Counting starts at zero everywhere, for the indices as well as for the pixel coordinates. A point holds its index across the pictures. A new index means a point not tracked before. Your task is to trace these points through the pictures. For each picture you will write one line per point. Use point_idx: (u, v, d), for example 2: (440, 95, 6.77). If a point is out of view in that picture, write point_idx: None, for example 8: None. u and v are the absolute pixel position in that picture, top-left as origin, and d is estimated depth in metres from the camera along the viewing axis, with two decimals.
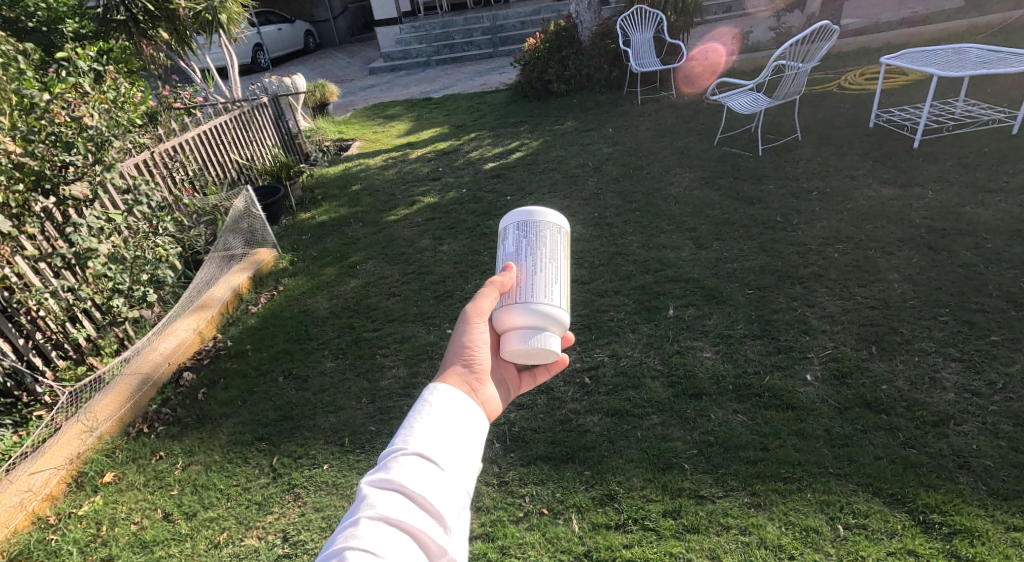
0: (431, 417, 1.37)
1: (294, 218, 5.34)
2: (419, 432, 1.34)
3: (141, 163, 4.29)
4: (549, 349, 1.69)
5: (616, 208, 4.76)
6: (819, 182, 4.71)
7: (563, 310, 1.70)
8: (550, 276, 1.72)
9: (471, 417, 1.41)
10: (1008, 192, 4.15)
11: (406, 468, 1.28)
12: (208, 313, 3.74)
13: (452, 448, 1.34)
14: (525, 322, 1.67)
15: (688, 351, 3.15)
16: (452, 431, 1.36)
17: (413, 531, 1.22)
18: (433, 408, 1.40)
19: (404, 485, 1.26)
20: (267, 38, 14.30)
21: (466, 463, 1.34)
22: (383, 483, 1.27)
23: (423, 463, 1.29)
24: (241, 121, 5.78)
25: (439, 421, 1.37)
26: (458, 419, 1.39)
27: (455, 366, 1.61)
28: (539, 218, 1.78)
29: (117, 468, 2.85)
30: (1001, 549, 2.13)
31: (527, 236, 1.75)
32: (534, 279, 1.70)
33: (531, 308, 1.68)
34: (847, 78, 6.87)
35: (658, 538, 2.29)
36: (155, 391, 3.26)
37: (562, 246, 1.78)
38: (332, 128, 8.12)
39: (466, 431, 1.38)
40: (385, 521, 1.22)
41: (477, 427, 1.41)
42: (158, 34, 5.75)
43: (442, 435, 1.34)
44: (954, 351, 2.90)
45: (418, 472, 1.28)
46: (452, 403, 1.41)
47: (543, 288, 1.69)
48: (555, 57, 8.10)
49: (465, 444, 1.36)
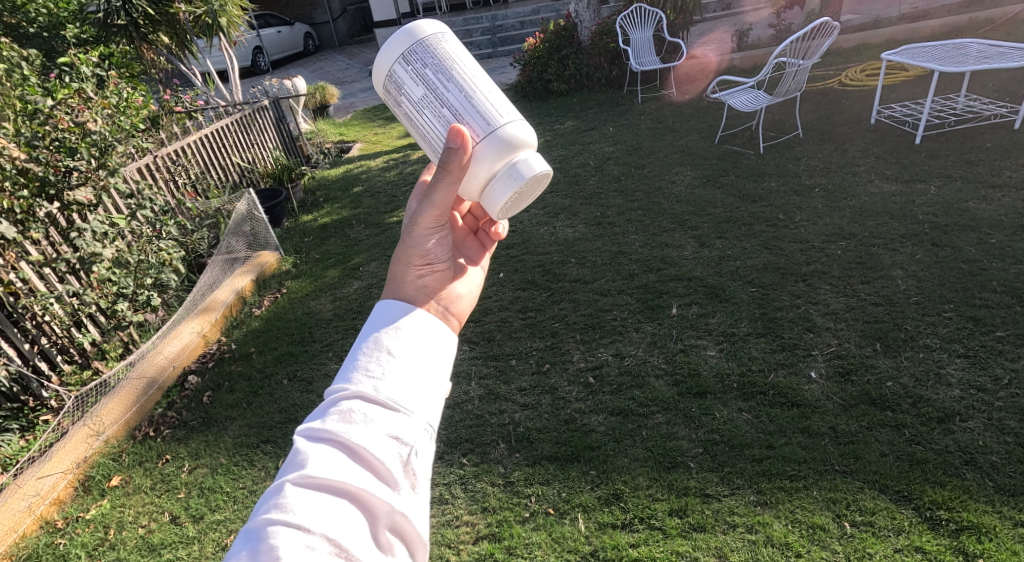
0: (378, 351, 1.19)
1: (296, 220, 5.34)
2: (365, 372, 1.16)
3: (144, 167, 4.29)
4: (536, 168, 1.49)
5: (618, 207, 4.76)
6: (821, 179, 4.71)
7: (519, 118, 1.49)
8: (480, 89, 1.46)
9: (428, 351, 1.23)
10: (1010, 187, 4.14)
11: (348, 417, 1.11)
12: (211, 317, 3.74)
13: (404, 389, 1.16)
14: (497, 164, 1.47)
15: (692, 350, 3.15)
16: (405, 370, 1.18)
17: (353, 492, 1.04)
18: (381, 340, 1.21)
19: (344, 436, 1.09)
20: (267, 40, 14.32)
21: (423, 405, 1.17)
22: (320, 434, 1.10)
23: (370, 408, 1.13)
24: (242, 124, 5.79)
25: (391, 356, 1.19)
26: (411, 353, 1.20)
27: (413, 278, 1.39)
28: (422, 35, 1.46)
29: (124, 471, 2.86)
30: (1009, 545, 2.13)
31: (427, 61, 1.45)
32: (474, 103, 1.45)
33: (492, 135, 1.45)
34: (847, 75, 6.86)
35: (665, 538, 2.29)
36: (160, 394, 3.28)
37: (462, 49, 1.50)
38: (333, 130, 8.15)
39: (424, 366, 1.21)
40: (318, 481, 1.04)
41: (438, 362, 1.24)
42: (158, 38, 5.72)
43: (392, 374, 1.16)
44: (959, 347, 2.90)
45: (363, 420, 1.11)
46: (403, 333, 1.22)
47: (486, 109, 1.45)
48: (554, 56, 8.10)
49: (422, 385, 1.18)
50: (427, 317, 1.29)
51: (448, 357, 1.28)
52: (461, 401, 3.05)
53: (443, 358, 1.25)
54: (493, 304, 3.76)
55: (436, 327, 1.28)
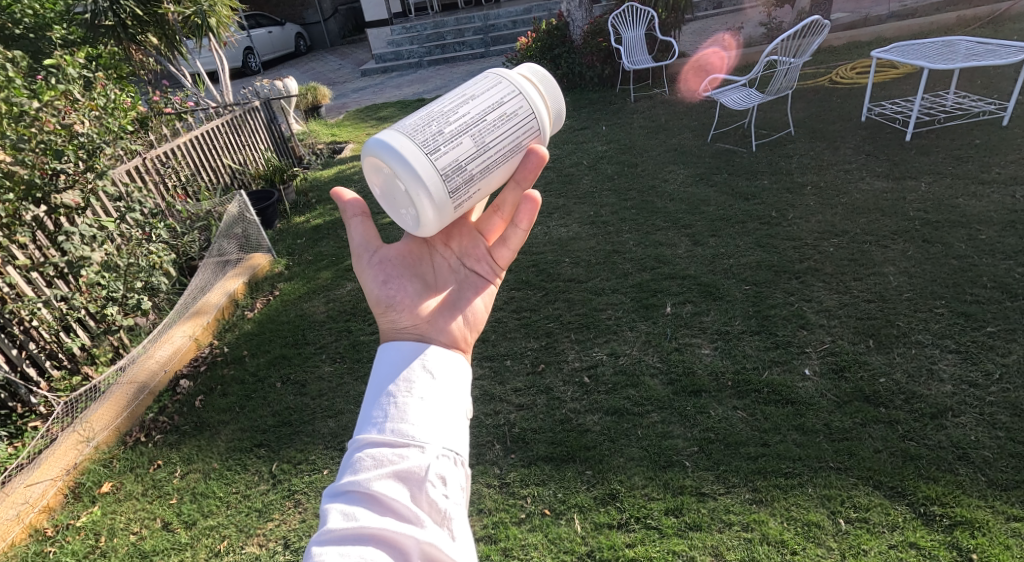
0: (389, 397, 1.22)
1: (289, 221, 5.31)
2: (379, 418, 1.20)
3: (133, 169, 4.25)
4: (545, 84, 1.61)
5: (611, 206, 4.76)
6: (813, 176, 4.73)
7: (501, 80, 1.56)
8: (470, 103, 1.51)
9: (440, 386, 1.26)
10: (999, 183, 4.18)
11: (368, 466, 1.15)
12: (203, 320, 3.71)
13: (418, 428, 1.18)
14: (540, 111, 1.56)
15: (686, 348, 3.15)
16: (418, 408, 1.21)
17: (379, 535, 1.07)
18: (390, 386, 1.24)
19: (363, 486, 1.12)
20: (257, 41, 14.24)
21: (442, 437, 1.20)
22: (342, 491, 1.14)
23: (388, 454, 1.16)
24: (233, 125, 5.76)
25: (404, 399, 1.22)
26: (422, 394, 1.23)
27: (386, 324, 1.44)
28: (403, 143, 1.45)
29: (115, 478, 2.83)
30: (1001, 539, 2.14)
31: (436, 142, 1.46)
32: (492, 106, 1.51)
33: (521, 101, 1.54)
34: (838, 73, 6.90)
35: (661, 537, 2.29)
36: (152, 399, 3.24)
37: (417, 117, 1.51)
38: (325, 131, 8.12)
39: (439, 402, 1.24)
40: (343, 534, 1.07)
41: (453, 395, 1.27)
42: (147, 39, 5.70)
43: (405, 416, 1.19)
44: (950, 343, 2.92)
45: (382, 468, 1.14)
46: (409, 373, 1.26)
47: (495, 103, 1.52)
48: (547, 56, 8.10)
49: (438, 419, 1.21)
50: (431, 356, 1.31)
51: (462, 389, 1.31)
52: None
53: (457, 391, 1.29)
54: (488, 304, 3.75)
55: (437, 361, 1.30)
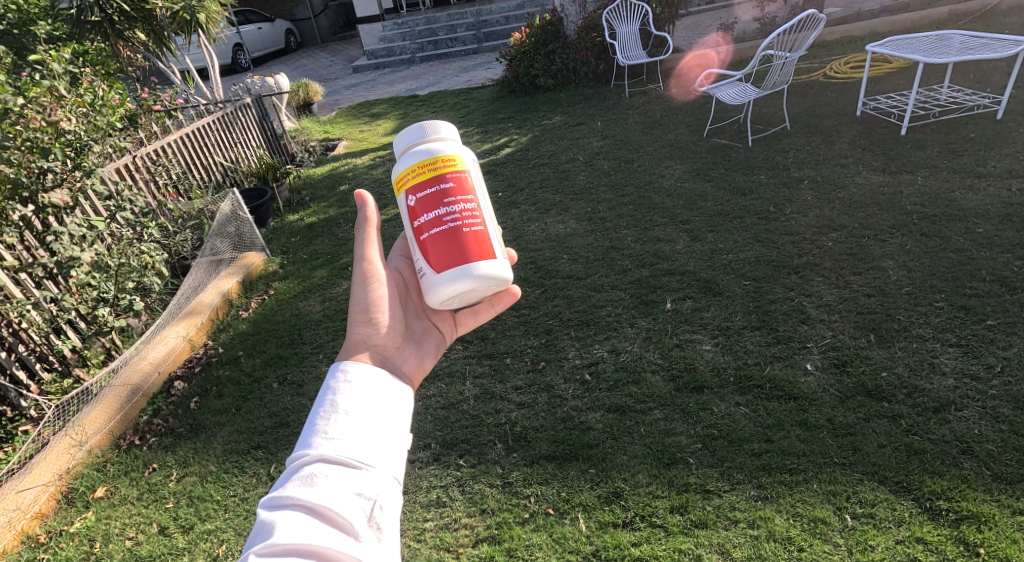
0: (337, 412, 1.26)
1: (282, 219, 5.24)
2: (324, 433, 1.23)
3: (123, 168, 4.17)
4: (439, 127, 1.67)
5: (608, 202, 4.73)
6: (809, 171, 4.72)
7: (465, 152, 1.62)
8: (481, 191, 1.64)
9: (384, 404, 1.31)
10: (995, 176, 4.18)
11: (311, 479, 1.18)
12: (197, 320, 3.65)
13: (364, 445, 1.24)
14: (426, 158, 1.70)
15: (687, 344, 3.13)
16: (363, 427, 1.25)
17: (319, 550, 1.09)
18: (338, 401, 1.28)
19: (305, 499, 1.15)
20: (247, 38, 14.07)
21: (384, 458, 1.25)
22: (282, 502, 1.16)
23: (332, 469, 1.19)
24: (224, 122, 5.68)
25: (352, 416, 1.26)
26: (368, 411, 1.28)
27: (361, 330, 1.51)
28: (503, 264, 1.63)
29: (109, 482, 2.77)
30: (1008, 533, 2.12)
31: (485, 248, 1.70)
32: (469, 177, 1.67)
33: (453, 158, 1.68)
34: (832, 67, 6.91)
35: (667, 535, 2.27)
36: (145, 402, 3.19)
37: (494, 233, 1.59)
38: (317, 129, 8.06)
39: (382, 424, 1.28)
40: (285, 547, 1.09)
41: (395, 416, 1.32)
42: (134, 35, 5.58)
43: (350, 434, 1.23)
44: (951, 336, 2.91)
45: (324, 482, 1.17)
46: (356, 390, 1.30)
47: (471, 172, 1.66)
48: (541, 51, 8.05)
49: (383, 439, 1.27)
50: (382, 374, 1.37)
51: (404, 408, 1.36)
52: (457, 401, 3.00)
53: (398, 411, 1.33)
54: None
55: (381, 385, 1.34)
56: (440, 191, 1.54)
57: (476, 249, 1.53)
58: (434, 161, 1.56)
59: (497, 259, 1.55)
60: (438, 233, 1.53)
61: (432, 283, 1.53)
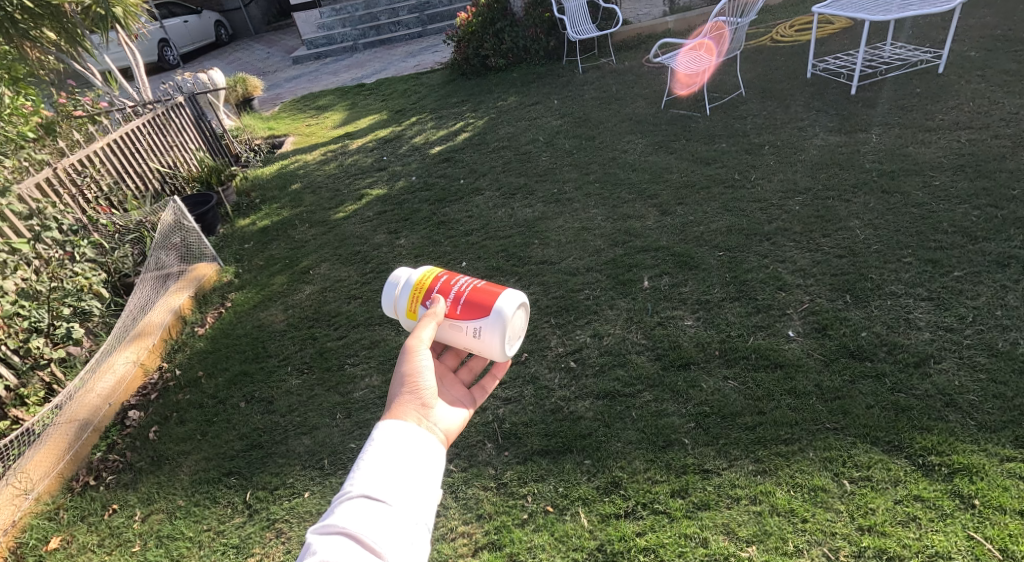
0: (378, 452, 1.28)
1: (231, 225, 4.95)
2: (364, 469, 1.25)
3: (44, 182, 3.79)
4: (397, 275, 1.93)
5: (574, 181, 4.62)
6: (769, 136, 4.72)
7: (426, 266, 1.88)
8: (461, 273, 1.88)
9: (420, 452, 1.32)
10: (945, 129, 4.26)
11: (350, 511, 1.19)
12: (148, 342, 3.39)
13: (399, 484, 1.24)
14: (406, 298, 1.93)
15: (669, 322, 3.07)
16: (399, 469, 1.27)
17: None
18: (380, 443, 1.31)
19: (347, 527, 1.17)
20: (172, 32, 13.25)
21: (415, 501, 1.24)
22: (326, 528, 1.17)
23: (370, 504, 1.20)
24: (157, 125, 5.29)
25: (389, 457, 1.28)
26: (407, 456, 1.29)
27: (401, 393, 1.47)
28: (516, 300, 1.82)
29: (64, 530, 2.54)
30: (999, 482, 2.13)
31: None
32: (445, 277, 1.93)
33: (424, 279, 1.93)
34: (778, 30, 6.94)
35: (671, 521, 2.21)
36: (98, 436, 2.94)
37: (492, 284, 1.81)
38: (260, 125, 7.67)
39: (419, 465, 1.29)
40: None
41: (429, 465, 1.31)
42: (42, 34, 5.12)
43: (388, 473, 1.25)
44: (923, 291, 2.94)
45: (363, 516, 1.19)
46: (398, 437, 1.32)
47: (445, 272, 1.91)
48: (489, 31, 7.82)
49: (416, 484, 1.26)
50: (417, 426, 1.38)
51: (438, 460, 1.34)
52: None
53: (432, 461, 1.32)
54: None
55: (417, 438, 1.34)
56: (439, 293, 1.78)
57: (489, 297, 1.74)
58: (420, 286, 1.81)
59: (508, 291, 1.76)
60: (460, 310, 1.74)
61: (482, 345, 1.74)
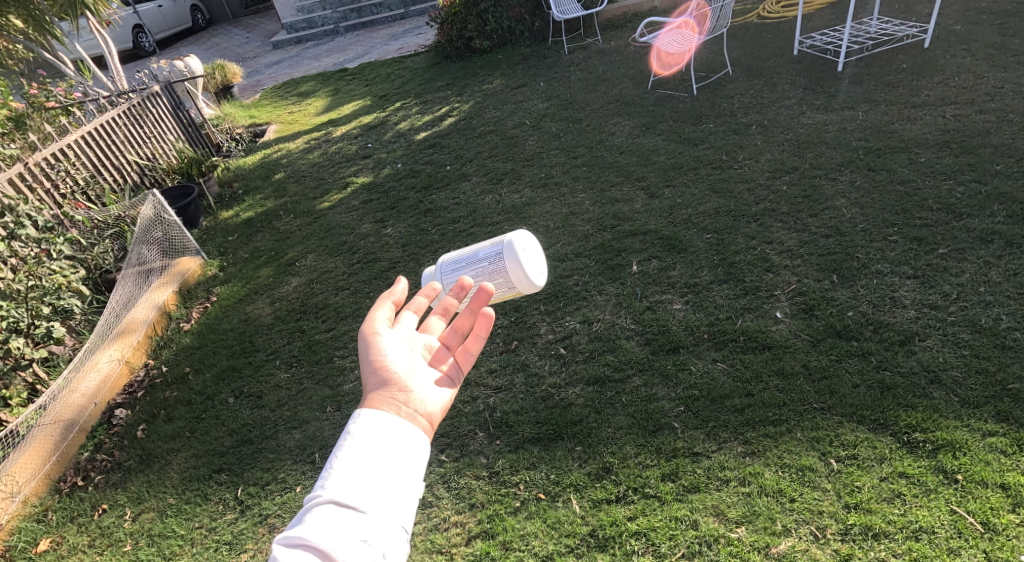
0: (350, 454, 1.26)
1: (214, 217, 4.88)
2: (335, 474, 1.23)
3: (17, 178, 3.71)
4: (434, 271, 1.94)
5: (561, 165, 4.59)
6: (756, 115, 4.70)
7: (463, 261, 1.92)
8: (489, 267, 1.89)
9: (394, 451, 1.28)
10: (930, 105, 4.25)
11: (320, 520, 1.19)
12: (133, 339, 3.35)
13: (372, 490, 1.22)
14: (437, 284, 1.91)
15: (658, 306, 3.07)
16: (371, 470, 1.24)
17: None
18: (352, 445, 1.28)
19: (314, 540, 1.16)
20: (148, 18, 12.93)
21: (390, 507, 1.23)
22: (294, 539, 1.17)
23: (340, 512, 1.20)
24: (133, 115, 5.17)
25: (363, 460, 1.25)
26: (381, 456, 1.26)
27: (375, 385, 1.41)
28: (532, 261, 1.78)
29: (54, 532, 2.53)
30: (981, 456, 2.17)
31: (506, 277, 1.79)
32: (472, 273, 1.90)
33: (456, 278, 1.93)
34: (764, 6, 6.87)
35: (661, 505, 2.23)
36: (85, 436, 2.92)
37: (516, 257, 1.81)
38: (241, 113, 7.53)
39: (394, 467, 1.26)
40: None
41: (406, 466, 1.28)
42: (9, 22, 4.97)
43: (359, 478, 1.23)
44: (908, 269, 2.95)
45: (332, 523, 1.18)
46: (371, 437, 1.29)
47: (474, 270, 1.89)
48: (472, 11, 7.69)
49: (390, 489, 1.24)
50: (392, 419, 1.34)
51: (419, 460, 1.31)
52: None
53: (411, 462, 1.29)
54: None
55: (390, 435, 1.30)
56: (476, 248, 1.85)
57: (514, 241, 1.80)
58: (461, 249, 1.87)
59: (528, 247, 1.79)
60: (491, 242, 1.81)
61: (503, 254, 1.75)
